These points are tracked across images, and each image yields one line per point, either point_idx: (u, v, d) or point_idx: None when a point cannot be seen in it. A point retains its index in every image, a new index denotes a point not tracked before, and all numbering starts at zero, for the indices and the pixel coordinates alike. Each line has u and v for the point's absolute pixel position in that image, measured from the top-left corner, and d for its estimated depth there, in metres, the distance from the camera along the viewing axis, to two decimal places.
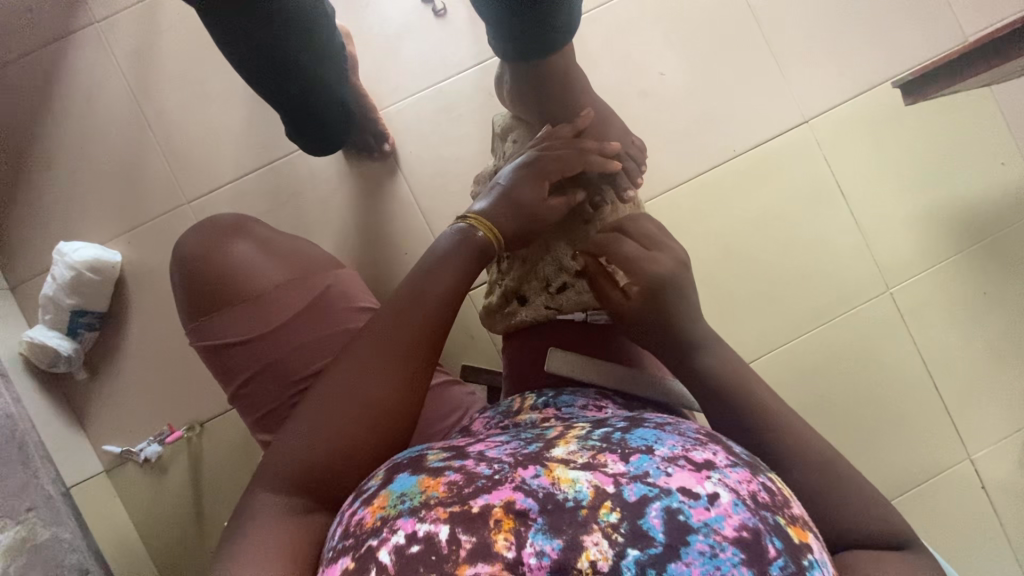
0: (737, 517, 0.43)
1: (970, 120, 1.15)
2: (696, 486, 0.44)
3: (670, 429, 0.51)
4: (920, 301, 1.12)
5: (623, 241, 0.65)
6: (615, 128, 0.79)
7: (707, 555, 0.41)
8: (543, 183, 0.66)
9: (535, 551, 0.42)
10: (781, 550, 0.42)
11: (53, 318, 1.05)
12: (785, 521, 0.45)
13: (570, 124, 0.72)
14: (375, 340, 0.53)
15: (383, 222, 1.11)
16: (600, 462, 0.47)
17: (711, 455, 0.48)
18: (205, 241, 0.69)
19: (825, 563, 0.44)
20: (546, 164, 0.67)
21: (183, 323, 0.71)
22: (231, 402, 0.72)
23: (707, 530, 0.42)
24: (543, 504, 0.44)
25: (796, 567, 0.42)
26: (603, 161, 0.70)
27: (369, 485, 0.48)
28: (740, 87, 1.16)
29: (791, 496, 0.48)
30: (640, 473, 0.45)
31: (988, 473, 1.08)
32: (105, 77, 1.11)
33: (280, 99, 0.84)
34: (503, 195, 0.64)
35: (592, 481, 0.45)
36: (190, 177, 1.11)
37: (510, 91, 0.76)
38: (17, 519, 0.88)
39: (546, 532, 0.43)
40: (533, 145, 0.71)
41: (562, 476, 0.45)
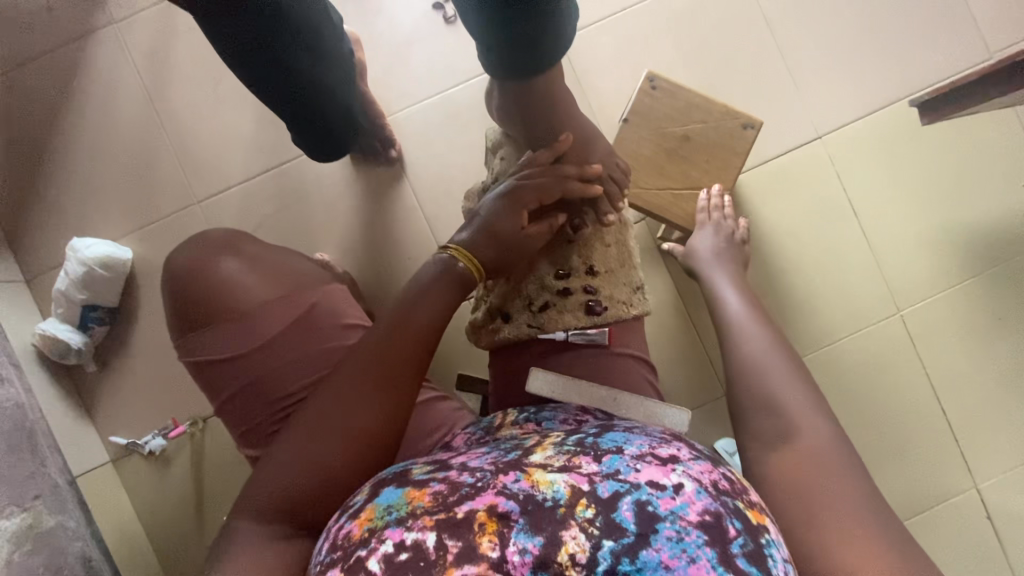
0: (700, 503, 0.43)
1: (991, 139, 1.12)
2: (662, 478, 0.44)
3: (636, 431, 0.52)
4: (931, 323, 1.09)
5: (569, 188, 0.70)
6: (597, 150, 0.78)
7: (675, 540, 0.41)
8: (524, 211, 0.66)
9: (518, 549, 0.41)
10: (741, 529, 0.42)
11: (64, 313, 1.07)
12: (744, 505, 0.45)
13: (549, 149, 0.72)
14: (350, 368, 0.54)
15: (387, 227, 1.12)
16: (575, 464, 0.46)
17: (676, 450, 0.48)
18: (195, 258, 0.70)
19: (782, 544, 0.44)
20: (525, 192, 0.67)
21: (174, 340, 0.71)
22: (219, 417, 0.71)
23: (674, 517, 0.42)
24: (524, 504, 0.43)
25: (755, 546, 0.42)
26: (583, 186, 0.71)
27: (355, 500, 0.49)
28: (752, 100, 1.14)
29: (748, 485, 0.48)
30: (612, 471, 0.45)
31: (995, 503, 1.05)
32: (120, 76, 1.14)
33: (285, 106, 0.84)
34: (484, 225, 0.64)
35: (568, 481, 0.44)
36: (200, 177, 1.13)
37: (497, 107, 0.75)
38: (25, 505, 0.89)
39: (526, 531, 0.42)
40: (515, 171, 0.71)
41: (540, 479, 0.45)
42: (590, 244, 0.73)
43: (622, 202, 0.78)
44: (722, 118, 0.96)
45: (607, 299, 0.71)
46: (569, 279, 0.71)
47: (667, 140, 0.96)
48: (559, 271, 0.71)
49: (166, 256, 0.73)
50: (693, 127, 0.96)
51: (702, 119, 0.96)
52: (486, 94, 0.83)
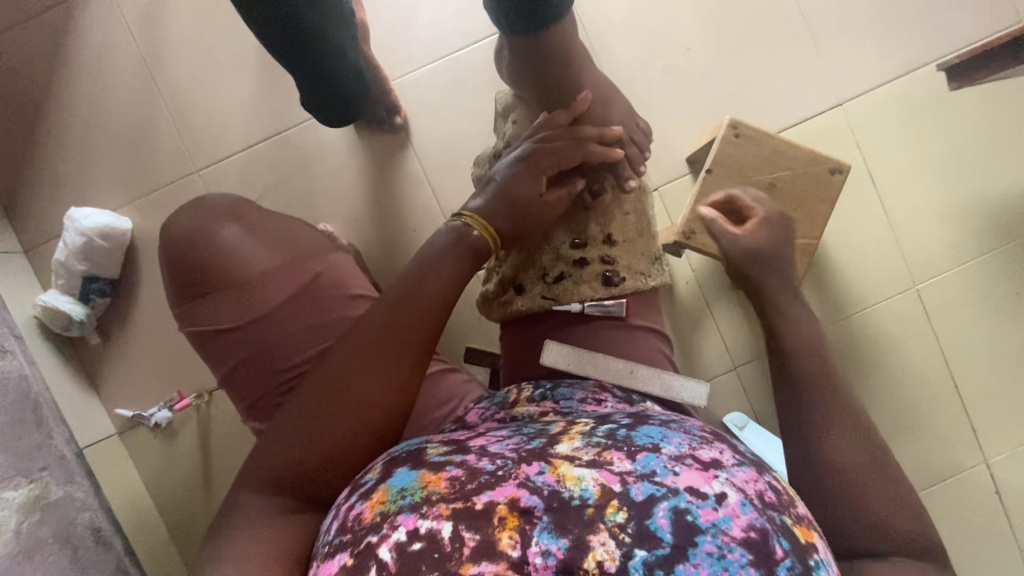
0: (744, 518, 0.41)
1: (1019, 108, 1.07)
2: (704, 485, 0.43)
3: (675, 427, 0.50)
4: (948, 299, 1.07)
5: (589, 153, 0.66)
6: (616, 109, 0.74)
7: (714, 556, 0.40)
8: (540, 177, 0.63)
9: (540, 551, 0.40)
10: (788, 551, 0.41)
11: (65, 284, 1.05)
12: (792, 521, 0.43)
13: (566, 110, 0.68)
14: (361, 339, 0.52)
15: (392, 198, 1.09)
16: (606, 460, 0.44)
17: (718, 454, 0.46)
18: (193, 224, 0.66)
19: (829, 563, 0.43)
20: (542, 158, 0.64)
21: (172, 307, 0.69)
22: (222, 387, 0.70)
23: (715, 530, 0.40)
24: (548, 502, 0.42)
25: (802, 568, 0.40)
26: (605, 150, 0.67)
27: (366, 479, 0.47)
28: (771, 64, 1.10)
29: (795, 497, 0.47)
30: (648, 471, 0.43)
31: (1005, 480, 1.04)
32: (114, 38, 1.09)
33: (296, 61, 0.80)
34: (499, 192, 0.62)
35: (599, 480, 0.43)
36: (200, 145, 1.10)
37: (508, 67, 0.72)
38: (32, 477, 0.89)
39: (551, 531, 0.40)
40: (530, 134, 0.67)
41: (567, 474, 0.43)
42: (609, 212, 0.70)
43: (642, 166, 0.74)
44: (808, 164, 0.91)
45: (625, 269, 0.68)
46: (586, 250, 0.68)
47: (754, 189, 0.91)
48: (576, 240, 0.68)
49: (163, 221, 0.69)
50: (779, 175, 0.91)
51: (791, 167, 0.91)
52: (494, 53, 0.78)
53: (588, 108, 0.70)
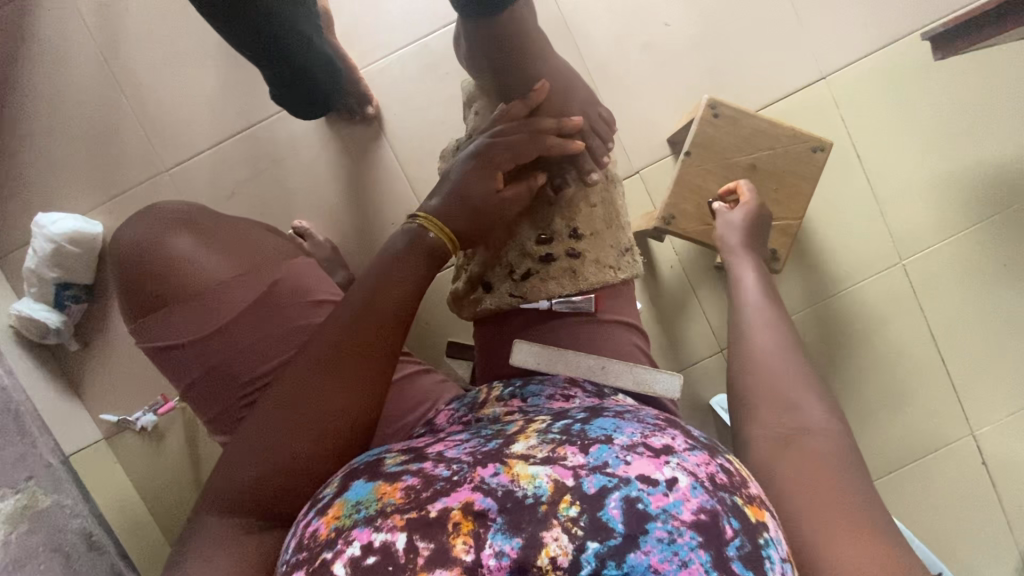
0: (695, 501, 0.40)
1: (1005, 74, 1.04)
2: (654, 472, 0.41)
3: (629, 417, 0.49)
4: (933, 272, 1.06)
5: (546, 146, 0.63)
6: (576, 97, 0.72)
7: (665, 542, 0.38)
8: (496, 174, 0.61)
9: (494, 552, 0.39)
10: (738, 530, 0.40)
11: (38, 292, 1.03)
12: (743, 501, 0.42)
13: (523, 100, 0.65)
14: (316, 350, 0.51)
15: (367, 191, 1.06)
16: (560, 455, 0.43)
17: (671, 439, 0.45)
18: (145, 235, 0.65)
19: (781, 541, 0.42)
20: (498, 153, 0.61)
21: (130, 323, 0.67)
22: (187, 401, 0.68)
23: (665, 516, 0.39)
24: (502, 503, 0.41)
25: (752, 547, 0.40)
26: (563, 142, 0.64)
27: (324, 493, 0.47)
28: (752, 38, 1.06)
29: (749, 476, 0.46)
30: (600, 463, 0.42)
31: (991, 450, 1.05)
32: (70, 34, 1.05)
33: (258, 52, 0.76)
34: (455, 190, 0.60)
35: (552, 476, 0.42)
36: (167, 144, 1.07)
37: (467, 55, 0.69)
38: (18, 487, 0.89)
39: (505, 532, 0.40)
40: (487, 129, 0.64)
41: (521, 473, 0.43)
42: (573, 205, 0.68)
43: (607, 156, 0.71)
44: (789, 143, 0.90)
45: (592, 264, 0.67)
46: (552, 245, 0.66)
47: (733, 170, 0.90)
48: (541, 236, 0.66)
49: (116, 233, 0.68)
50: (759, 156, 0.89)
51: (769, 146, 0.89)
52: (455, 41, 0.75)
53: (546, 97, 0.67)
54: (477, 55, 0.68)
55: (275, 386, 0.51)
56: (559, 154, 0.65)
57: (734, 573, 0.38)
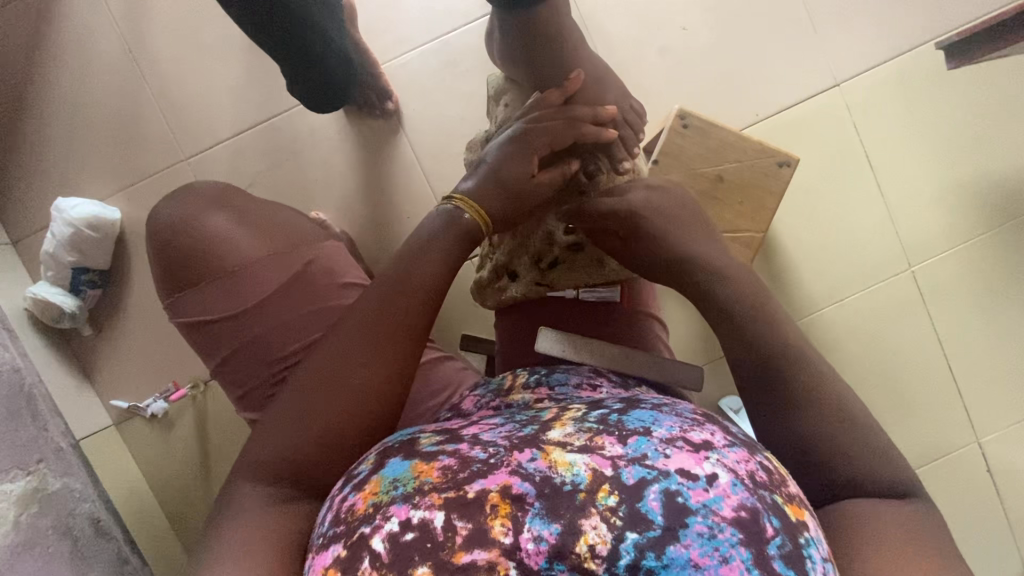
0: (735, 498, 0.41)
1: (1016, 86, 1.06)
2: (694, 467, 0.42)
3: (666, 410, 0.49)
4: (942, 280, 1.07)
5: (582, 133, 0.65)
6: (610, 89, 0.72)
7: (705, 536, 0.39)
8: (533, 158, 0.62)
9: (533, 536, 0.40)
10: (779, 528, 0.40)
11: (54, 275, 1.04)
12: (783, 500, 0.43)
13: (559, 89, 0.66)
14: (354, 329, 0.52)
15: (385, 184, 1.07)
16: (598, 444, 0.44)
17: (709, 435, 0.45)
18: (181, 211, 0.66)
19: (821, 540, 0.43)
20: (534, 139, 0.62)
21: (163, 298, 0.68)
22: (215, 378, 0.69)
23: (706, 511, 0.40)
24: (540, 488, 0.42)
25: (792, 546, 0.40)
26: (598, 130, 0.66)
27: (360, 470, 0.47)
28: (768, 43, 1.08)
29: (787, 475, 0.46)
30: (639, 454, 0.43)
31: (997, 458, 1.05)
32: (96, 21, 1.07)
33: (280, 41, 0.78)
34: (491, 173, 0.61)
35: (590, 464, 0.42)
36: (188, 132, 1.08)
37: (500, 46, 0.71)
38: (29, 469, 0.89)
39: (543, 517, 0.40)
40: (522, 114, 0.65)
41: (559, 459, 0.43)
42: None
43: (637, 148, 0.73)
44: (755, 157, 0.91)
45: None
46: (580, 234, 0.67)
47: (700, 181, 0.92)
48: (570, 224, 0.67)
49: (150, 209, 0.69)
50: (726, 167, 0.91)
51: (736, 158, 0.91)
52: (487, 36, 0.77)
53: (580, 88, 0.69)
54: (509, 49, 0.69)
55: (312, 361, 0.52)
56: (593, 141, 0.66)
57: (776, 572, 0.39)
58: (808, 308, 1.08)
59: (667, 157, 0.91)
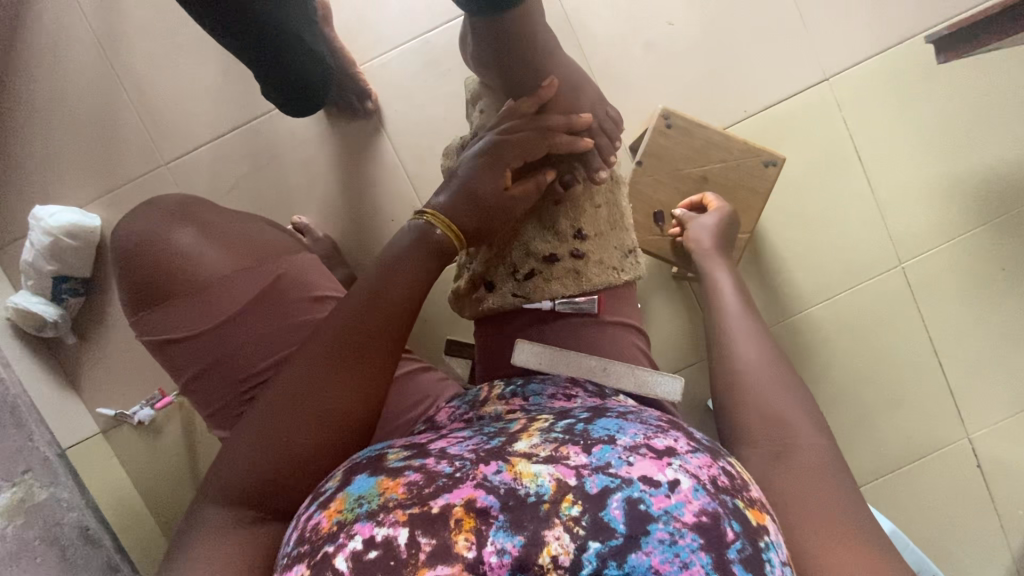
0: (697, 503, 0.40)
1: (1007, 78, 1.04)
2: (657, 473, 0.41)
3: (632, 418, 0.49)
4: (932, 276, 1.06)
5: (556, 144, 0.64)
6: (586, 96, 0.71)
7: (666, 543, 0.38)
8: (505, 171, 0.61)
9: (496, 549, 0.38)
10: (739, 533, 0.40)
11: (35, 284, 1.03)
12: (744, 504, 0.43)
13: (533, 97, 0.65)
14: (319, 347, 0.51)
15: (368, 186, 1.06)
16: (562, 454, 0.43)
17: (673, 441, 0.45)
18: (146, 228, 0.65)
19: (781, 545, 0.43)
20: (507, 150, 0.61)
21: (130, 317, 0.67)
22: (186, 395, 0.68)
23: (667, 518, 0.39)
24: (505, 500, 0.41)
25: (753, 550, 0.40)
26: (572, 140, 0.64)
27: (327, 487, 0.47)
28: (755, 38, 1.06)
29: (750, 479, 0.46)
30: (602, 463, 0.42)
31: (987, 453, 1.05)
32: (69, 25, 1.04)
33: (251, 46, 0.77)
34: (462, 187, 0.59)
35: (555, 474, 0.42)
36: (166, 137, 1.06)
37: (472, 51, 0.69)
38: (13, 481, 0.92)
39: (507, 530, 0.39)
40: (494, 125, 0.64)
41: (523, 471, 0.42)
42: (579, 204, 0.68)
43: (614, 155, 0.71)
44: (742, 156, 0.89)
45: (596, 265, 0.67)
46: (557, 246, 0.67)
47: (684, 182, 0.91)
48: (547, 236, 0.67)
49: (115, 226, 0.67)
50: (710, 167, 0.90)
51: (721, 158, 0.89)
52: (460, 37, 0.75)
53: (555, 95, 0.67)
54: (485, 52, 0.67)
55: (278, 380, 0.51)
56: (567, 151, 0.65)
57: None
58: (798, 306, 1.07)
59: (651, 158, 0.90)
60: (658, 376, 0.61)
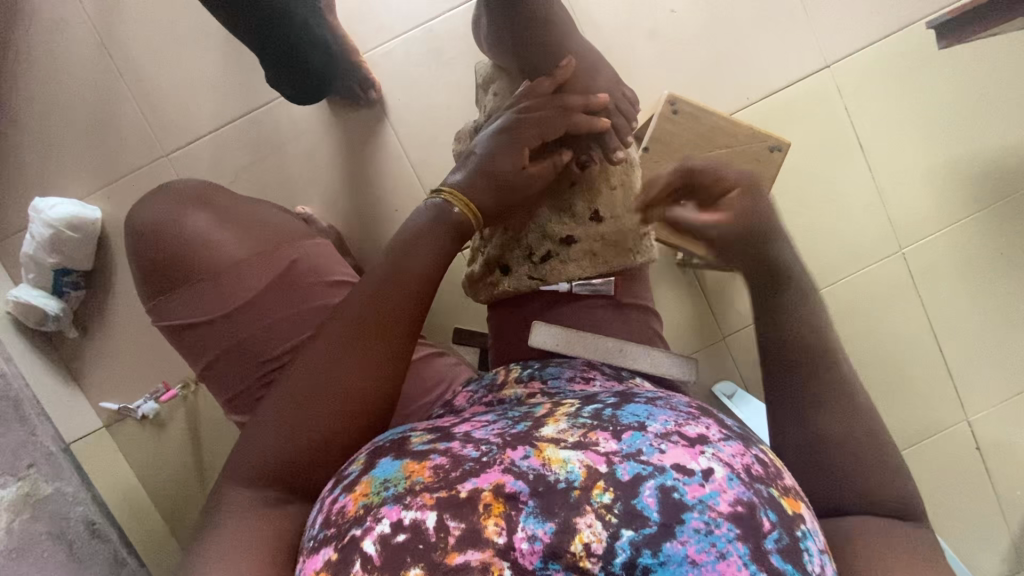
0: (731, 492, 0.40)
1: (1005, 64, 1.06)
2: (690, 462, 0.41)
3: (661, 404, 0.48)
4: (933, 261, 1.07)
5: (573, 123, 0.63)
6: (602, 78, 0.71)
7: (702, 533, 0.39)
8: (522, 150, 0.60)
9: (527, 536, 0.39)
10: (775, 523, 0.40)
11: (36, 277, 1.02)
12: (779, 492, 0.42)
13: (549, 77, 0.65)
14: (339, 329, 0.51)
15: (372, 176, 1.05)
16: (591, 440, 0.43)
17: (705, 429, 0.45)
18: (159, 213, 0.64)
19: (818, 532, 0.43)
20: (523, 129, 0.61)
21: (144, 303, 0.66)
22: (201, 381, 0.68)
23: (703, 507, 0.40)
24: (534, 486, 0.41)
25: (789, 540, 0.40)
26: (589, 119, 0.64)
27: (350, 470, 0.46)
28: (758, 26, 1.06)
29: (783, 467, 0.46)
30: (633, 450, 0.42)
31: (986, 435, 1.07)
32: (66, 13, 1.03)
33: (257, 32, 0.76)
34: (479, 167, 0.59)
35: (584, 461, 0.42)
36: (167, 127, 1.05)
37: (487, 33, 0.69)
38: (19, 475, 0.90)
39: (537, 516, 0.40)
40: (511, 105, 0.64)
41: (552, 457, 0.42)
42: (595, 186, 0.68)
43: (630, 136, 0.71)
44: (748, 141, 0.90)
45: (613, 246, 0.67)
46: (573, 228, 0.67)
47: None
48: (563, 218, 0.67)
49: (127, 212, 0.67)
50: (717, 153, 0.90)
51: (727, 144, 0.90)
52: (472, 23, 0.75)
53: (571, 76, 0.67)
54: (499, 34, 0.67)
55: (298, 363, 0.51)
56: (585, 131, 0.64)
57: (774, 567, 0.39)
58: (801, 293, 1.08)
59: (658, 144, 0.90)
60: (672, 356, 0.61)
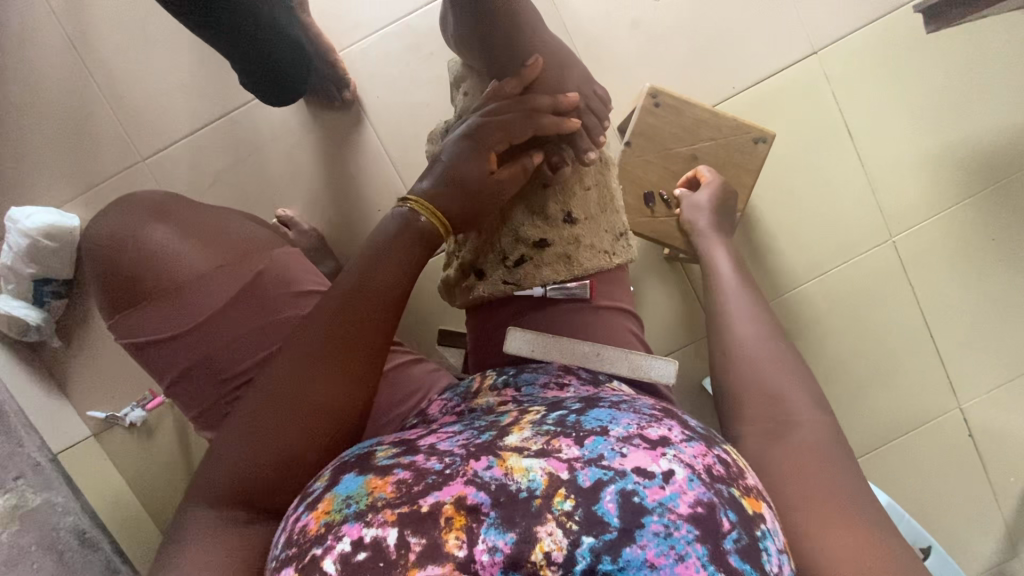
0: (692, 494, 0.40)
1: (995, 47, 1.04)
2: (651, 464, 0.41)
3: (625, 407, 0.48)
4: (923, 249, 1.06)
5: (541, 125, 0.62)
6: (572, 75, 0.69)
7: (661, 536, 0.38)
8: (489, 154, 0.59)
9: (487, 548, 0.38)
10: (735, 522, 0.40)
11: (15, 288, 1.00)
12: (740, 492, 0.42)
13: (516, 77, 0.63)
14: (300, 345, 0.50)
15: (353, 177, 1.04)
16: (554, 447, 0.42)
17: (667, 431, 0.44)
18: (121, 229, 0.64)
19: (778, 531, 0.43)
20: (489, 132, 0.60)
21: (110, 321, 0.66)
22: (171, 398, 0.66)
23: (662, 510, 0.39)
24: (496, 497, 0.40)
25: (749, 539, 0.40)
26: (558, 120, 0.63)
27: (314, 487, 0.46)
28: (743, 13, 1.04)
29: (746, 467, 0.46)
30: (595, 455, 0.41)
31: (978, 423, 1.06)
32: (35, 17, 1.00)
33: (223, 35, 0.74)
34: (446, 172, 0.58)
35: (546, 469, 0.41)
36: (143, 132, 1.03)
37: (454, 32, 0.67)
38: (7, 487, 0.90)
39: (498, 527, 0.39)
40: (478, 107, 0.63)
41: (515, 466, 0.41)
42: (568, 188, 0.67)
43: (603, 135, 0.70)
44: (731, 133, 0.88)
45: (588, 248, 0.66)
46: (547, 231, 0.65)
47: (674, 162, 0.89)
48: (536, 220, 0.65)
49: (89, 228, 0.66)
50: (700, 146, 0.89)
51: (710, 136, 0.88)
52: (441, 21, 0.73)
53: (539, 75, 0.66)
54: (467, 33, 0.65)
55: (262, 380, 0.50)
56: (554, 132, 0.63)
57: (733, 567, 0.38)
58: (790, 284, 1.07)
59: (640, 139, 0.89)
60: (650, 360, 0.60)
